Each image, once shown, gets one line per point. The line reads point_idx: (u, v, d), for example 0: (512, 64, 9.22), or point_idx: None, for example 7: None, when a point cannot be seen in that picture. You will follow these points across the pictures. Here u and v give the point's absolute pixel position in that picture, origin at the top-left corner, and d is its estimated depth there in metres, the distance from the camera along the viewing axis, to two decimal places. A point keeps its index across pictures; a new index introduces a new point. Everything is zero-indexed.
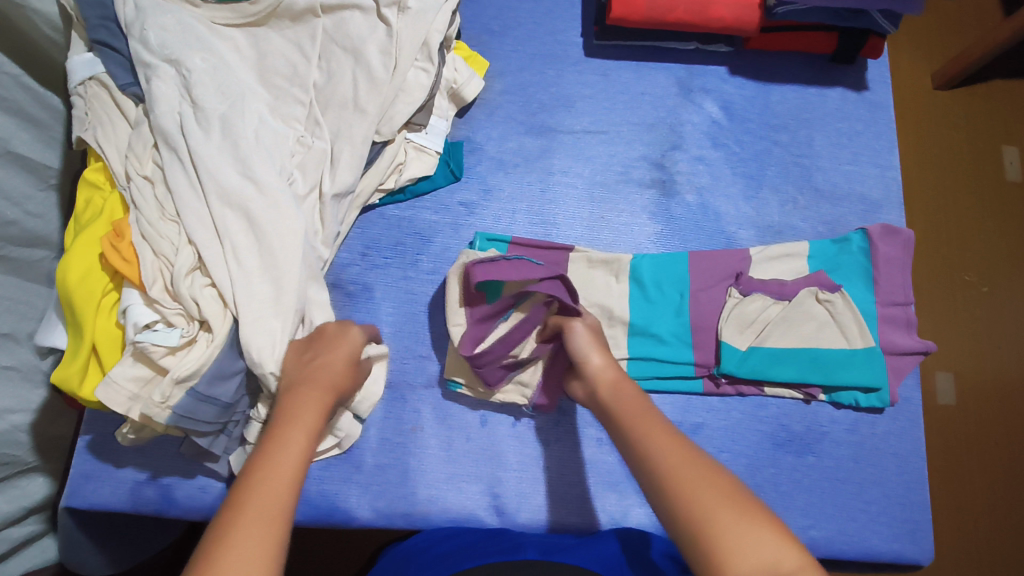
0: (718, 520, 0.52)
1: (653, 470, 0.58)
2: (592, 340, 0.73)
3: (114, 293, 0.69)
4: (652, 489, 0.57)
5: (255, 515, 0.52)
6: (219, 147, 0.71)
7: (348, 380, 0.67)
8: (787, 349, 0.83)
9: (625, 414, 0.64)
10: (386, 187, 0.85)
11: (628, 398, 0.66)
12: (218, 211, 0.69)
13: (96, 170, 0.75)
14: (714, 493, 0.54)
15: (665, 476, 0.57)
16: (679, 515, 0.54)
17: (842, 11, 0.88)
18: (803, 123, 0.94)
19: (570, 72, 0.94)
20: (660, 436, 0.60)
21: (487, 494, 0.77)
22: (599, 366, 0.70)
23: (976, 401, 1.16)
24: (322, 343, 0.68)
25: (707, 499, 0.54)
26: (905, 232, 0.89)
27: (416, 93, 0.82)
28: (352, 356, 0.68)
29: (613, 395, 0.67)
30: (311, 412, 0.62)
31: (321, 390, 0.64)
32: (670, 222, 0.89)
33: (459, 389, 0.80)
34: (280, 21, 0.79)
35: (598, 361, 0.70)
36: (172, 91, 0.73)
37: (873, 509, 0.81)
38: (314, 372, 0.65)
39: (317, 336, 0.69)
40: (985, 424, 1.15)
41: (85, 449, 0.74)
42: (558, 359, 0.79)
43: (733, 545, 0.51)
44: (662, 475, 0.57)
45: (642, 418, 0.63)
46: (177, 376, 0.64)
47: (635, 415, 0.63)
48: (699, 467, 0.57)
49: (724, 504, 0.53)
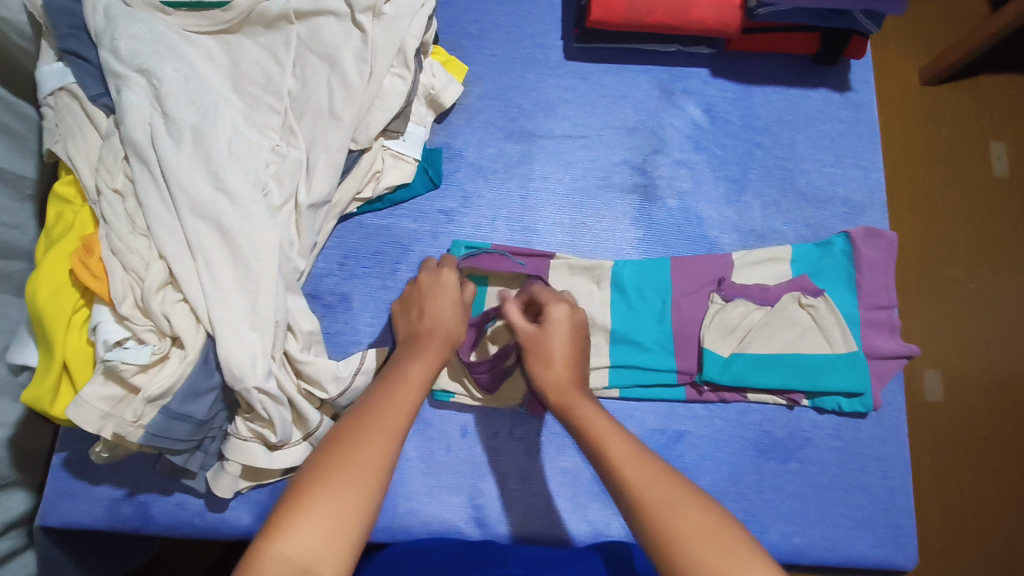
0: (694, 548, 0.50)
1: (624, 488, 0.57)
2: (537, 348, 0.72)
3: (85, 309, 0.68)
4: (628, 509, 0.56)
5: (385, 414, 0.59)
6: (190, 159, 0.70)
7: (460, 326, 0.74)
8: (770, 355, 0.83)
9: (598, 436, 0.62)
10: (364, 196, 0.84)
11: (598, 421, 0.64)
12: (190, 224, 0.68)
13: (67, 184, 0.74)
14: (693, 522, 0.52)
15: (644, 499, 0.55)
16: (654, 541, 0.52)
17: (825, 12, 0.87)
18: (785, 125, 0.94)
19: (550, 76, 0.93)
20: (632, 461, 0.59)
21: (468, 506, 0.77)
22: (546, 379, 0.70)
23: (964, 398, 1.16)
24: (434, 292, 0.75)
25: (684, 525, 0.52)
26: (888, 235, 0.88)
27: (393, 100, 0.81)
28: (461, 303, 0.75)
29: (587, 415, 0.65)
30: (437, 345, 0.70)
31: (440, 330, 0.72)
32: (653, 227, 0.88)
33: (451, 399, 0.80)
34: (254, 28, 0.78)
35: (543, 373, 0.70)
36: (143, 101, 0.72)
37: (857, 515, 0.81)
38: (429, 315, 0.73)
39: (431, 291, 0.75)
40: (972, 422, 1.15)
41: (61, 466, 0.73)
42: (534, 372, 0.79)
43: None
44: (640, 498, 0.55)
45: (619, 441, 0.61)
46: (148, 396, 0.64)
47: (611, 440, 0.62)
48: (676, 493, 0.55)
49: (702, 529, 0.52)
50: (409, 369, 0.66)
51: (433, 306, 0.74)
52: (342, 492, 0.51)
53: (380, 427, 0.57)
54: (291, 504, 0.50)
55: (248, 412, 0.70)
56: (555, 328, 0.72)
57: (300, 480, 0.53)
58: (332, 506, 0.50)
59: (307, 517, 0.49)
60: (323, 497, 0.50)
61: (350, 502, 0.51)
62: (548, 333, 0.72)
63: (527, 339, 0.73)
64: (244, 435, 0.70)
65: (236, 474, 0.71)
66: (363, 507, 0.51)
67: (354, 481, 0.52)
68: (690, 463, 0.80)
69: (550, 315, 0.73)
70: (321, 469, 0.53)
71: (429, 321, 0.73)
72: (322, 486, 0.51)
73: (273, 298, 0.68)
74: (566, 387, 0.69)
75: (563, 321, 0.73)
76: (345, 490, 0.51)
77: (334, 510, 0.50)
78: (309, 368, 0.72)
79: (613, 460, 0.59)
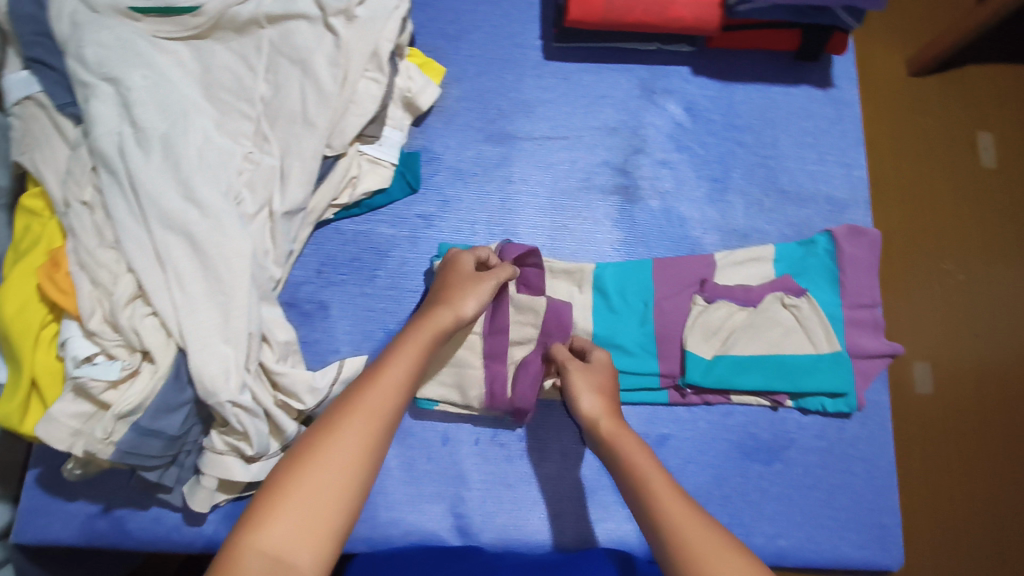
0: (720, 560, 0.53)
1: None
2: (588, 381, 0.72)
3: (53, 325, 0.67)
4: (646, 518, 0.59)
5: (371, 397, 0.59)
6: (160, 169, 0.69)
7: (472, 303, 0.70)
8: (754, 356, 0.82)
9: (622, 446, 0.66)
10: (340, 202, 0.82)
11: (614, 429, 0.68)
12: (159, 236, 0.67)
13: (34, 196, 0.72)
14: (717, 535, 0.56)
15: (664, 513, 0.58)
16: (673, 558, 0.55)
17: (805, 8, 0.86)
18: (767, 123, 0.93)
19: (530, 76, 0.92)
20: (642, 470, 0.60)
21: (450, 514, 0.76)
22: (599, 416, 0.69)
23: (953, 390, 1.16)
24: (450, 270, 0.73)
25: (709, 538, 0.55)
26: (871, 233, 0.88)
27: (367, 105, 0.80)
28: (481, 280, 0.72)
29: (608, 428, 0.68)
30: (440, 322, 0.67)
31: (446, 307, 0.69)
32: (635, 229, 0.87)
33: (435, 408, 0.79)
34: (224, 33, 0.77)
35: (593, 406, 0.70)
36: (111, 111, 0.70)
37: (842, 516, 0.80)
38: (446, 292, 0.71)
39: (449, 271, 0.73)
40: (961, 415, 1.15)
41: (35, 482, 0.72)
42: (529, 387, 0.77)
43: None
44: (660, 518, 0.58)
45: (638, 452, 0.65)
46: (119, 411, 0.63)
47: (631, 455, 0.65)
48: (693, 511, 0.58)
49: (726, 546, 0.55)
50: (399, 350, 0.64)
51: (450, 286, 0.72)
52: (309, 501, 0.52)
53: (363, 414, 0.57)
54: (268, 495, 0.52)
55: (223, 425, 0.69)
56: (601, 366, 0.74)
57: (273, 481, 0.53)
58: (299, 512, 0.51)
59: (271, 527, 0.50)
60: (289, 505, 0.51)
61: (315, 511, 0.51)
62: (596, 371, 0.73)
63: (578, 371, 0.73)
64: (220, 449, 0.69)
65: (212, 488, 0.70)
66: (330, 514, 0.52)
67: (327, 476, 0.53)
68: (674, 467, 0.80)
69: (596, 356, 0.75)
70: (290, 473, 0.53)
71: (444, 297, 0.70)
72: (290, 493, 0.52)
73: (245, 310, 0.67)
74: (615, 419, 0.69)
75: (608, 361, 0.75)
76: (312, 500, 0.52)
77: (297, 521, 0.51)
78: (285, 378, 0.71)
79: (637, 467, 0.63)
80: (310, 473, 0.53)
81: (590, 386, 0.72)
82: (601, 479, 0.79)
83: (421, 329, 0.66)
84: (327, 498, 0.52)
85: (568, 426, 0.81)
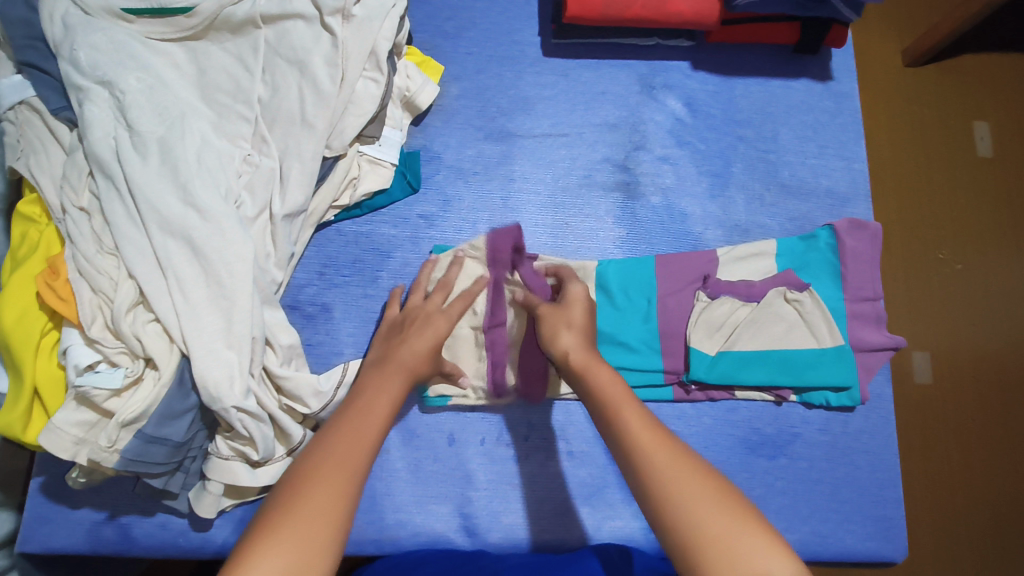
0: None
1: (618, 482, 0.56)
2: (559, 320, 0.71)
3: (54, 333, 0.66)
4: (665, 529, 0.52)
5: (353, 431, 0.59)
6: (158, 173, 0.68)
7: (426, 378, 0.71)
8: (757, 352, 0.82)
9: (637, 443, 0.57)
10: (341, 204, 0.82)
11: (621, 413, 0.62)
12: (160, 241, 0.66)
13: (31, 203, 0.71)
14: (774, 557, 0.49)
15: (696, 525, 0.51)
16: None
17: (804, 1, 0.85)
18: (768, 117, 0.92)
19: (528, 74, 0.91)
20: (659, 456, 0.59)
21: (458, 515, 0.76)
22: (567, 347, 0.68)
23: (953, 378, 1.16)
24: (419, 327, 0.72)
25: (766, 568, 0.48)
26: (872, 226, 0.88)
27: (366, 105, 0.79)
28: (436, 349, 0.71)
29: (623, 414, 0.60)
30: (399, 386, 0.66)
31: (405, 368, 0.68)
32: (636, 225, 0.87)
33: (448, 402, 0.79)
34: (220, 33, 0.76)
35: (567, 341, 0.69)
36: (107, 115, 0.69)
37: (847, 510, 0.81)
38: (399, 352, 0.69)
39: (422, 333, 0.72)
40: (962, 402, 1.16)
41: (39, 491, 0.71)
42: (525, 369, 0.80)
43: (724, 551, 0.49)
44: (690, 521, 0.51)
45: (660, 446, 0.56)
46: (123, 419, 0.62)
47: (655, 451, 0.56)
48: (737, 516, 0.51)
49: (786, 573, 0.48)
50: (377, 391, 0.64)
51: (405, 344, 0.70)
52: (302, 529, 0.50)
53: (349, 445, 0.57)
54: (259, 530, 0.50)
55: (228, 430, 0.68)
56: (574, 302, 0.73)
57: (254, 531, 0.51)
58: (292, 540, 0.49)
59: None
60: (272, 549, 0.48)
61: (301, 554, 0.49)
62: (565, 307, 0.72)
63: (548, 313, 0.72)
64: (225, 454, 0.69)
65: (218, 493, 0.70)
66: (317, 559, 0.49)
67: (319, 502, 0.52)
68: None
69: (569, 291, 0.74)
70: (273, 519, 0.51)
71: (397, 352, 0.69)
72: (272, 536, 0.49)
73: (248, 315, 0.67)
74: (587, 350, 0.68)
75: (582, 296, 0.74)
76: (297, 542, 0.49)
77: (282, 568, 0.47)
78: (287, 383, 0.71)
79: None
80: (294, 516, 0.51)
81: (561, 324, 0.71)
82: (607, 477, 0.79)
83: (396, 371, 0.67)
84: (314, 539, 0.50)
85: (574, 423, 0.81)
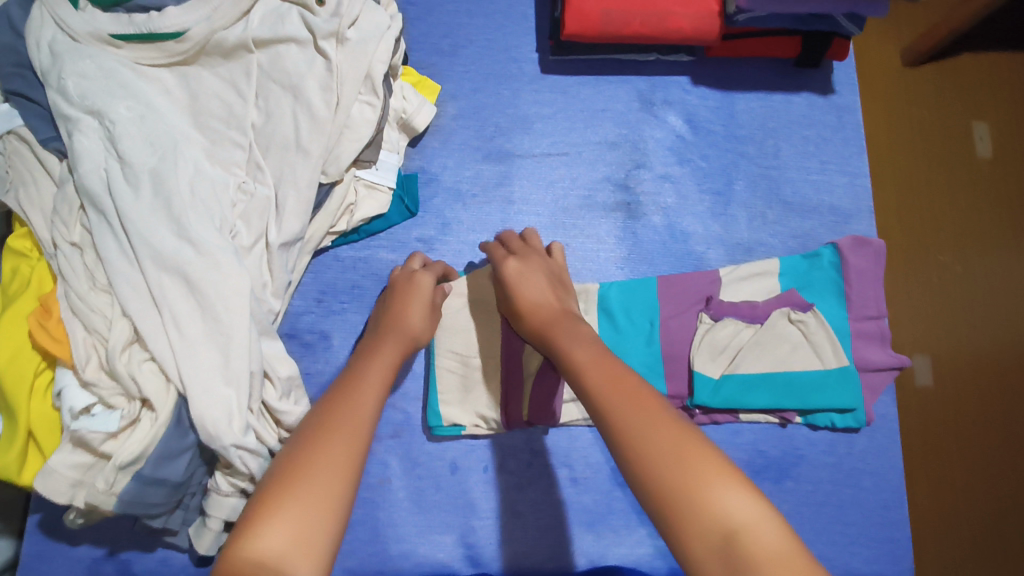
0: (759, 553, 0.44)
1: None
2: (519, 272, 0.73)
3: (48, 372, 0.65)
4: (636, 481, 0.50)
5: (361, 383, 0.60)
6: (151, 206, 0.67)
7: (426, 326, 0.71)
8: (761, 374, 0.81)
9: (605, 399, 0.56)
10: (338, 230, 0.81)
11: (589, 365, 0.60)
12: (155, 277, 0.65)
13: (22, 237, 0.69)
14: (748, 513, 0.46)
15: (667, 481, 0.48)
16: (688, 551, 0.46)
17: (805, 16, 0.84)
18: (769, 133, 0.91)
19: (526, 91, 0.90)
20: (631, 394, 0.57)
21: (461, 544, 0.76)
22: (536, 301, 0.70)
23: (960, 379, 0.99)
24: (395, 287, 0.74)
25: (725, 507, 0.46)
26: (876, 243, 0.87)
27: (362, 130, 0.77)
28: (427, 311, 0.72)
29: (592, 380, 0.59)
30: (387, 352, 0.65)
31: (396, 326, 0.69)
32: (637, 246, 0.86)
33: (461, 432, 0.78)
34: (211, 58, 0.74)
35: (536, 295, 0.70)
36: (97, 146, 0.68)
37: (853, 531, 0.80)
38: (391, 319, 0.70)
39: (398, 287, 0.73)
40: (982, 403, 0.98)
41: (37, 528, 0.70)
42: (537, 398, 0.77)
43: (686, 500, 0.47)
44: (654, 469, 0.49)
45: (631, 401, 0.54)
46: (119, 462, 0.61)
47: (626, 410, 0.54)
48: (709, 468, 0.48)
49: (762, 532, 0.45)
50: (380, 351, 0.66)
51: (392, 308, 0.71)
52: (321, 461, 0.51)
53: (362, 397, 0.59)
54: (285, 466, 0.52)
55: (227, 466, 0.67)
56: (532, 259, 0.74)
57: (250, 515, 0.49)
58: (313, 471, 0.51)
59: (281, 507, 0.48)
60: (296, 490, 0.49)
61: (321, 490, 0.50)
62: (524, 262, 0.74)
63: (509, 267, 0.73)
64: (225, 490, 0.67)
65: (218, 530, 0.69)
66: (335, 496, 0.50)
67: (336, 441, 0.53)
68: None
69: (504, 270, 0.73)
70: (259, 514, 0.48)
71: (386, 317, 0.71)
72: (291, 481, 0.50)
73: (245, 352, 0.65)
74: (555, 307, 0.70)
75: (517, 272, 0.72)
76: (319, 473, 0.50)
77: (305, 501, 0.49)
78: (289, 418, 0.70)
79: None
80: (293, 495, 0.49)
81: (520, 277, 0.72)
82: (611, 504, 0.78)
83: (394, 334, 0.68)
84: (325, 503, 0.49)
85: (577, 449, 0.80)
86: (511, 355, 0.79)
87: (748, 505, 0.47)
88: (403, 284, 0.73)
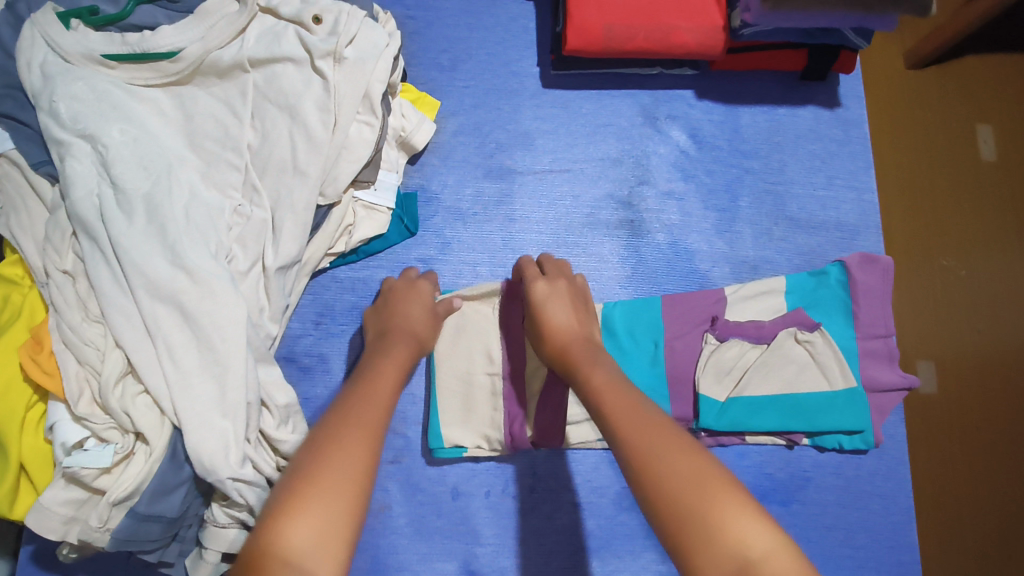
0: None
1: None
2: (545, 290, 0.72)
3: (40, 405, 0.64)
4: (648, 504, 0.49)
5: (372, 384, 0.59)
6: (145, 233, 0.65)
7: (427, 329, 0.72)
8: (768, 396, 0.79)
9: (624, 421, 0.55)
10: (336, 251, 0.79)
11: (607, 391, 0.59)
12: (148, 306, 0.63)
13: (13, 264, 0.68)
14: (766, 543, 0.44)
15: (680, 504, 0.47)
16: None
17: (813, 30, 0.82)
18: (774, 148, 0.90)
19: (527, 106, 0.88)
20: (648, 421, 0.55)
21: (463, 572, 0.74)
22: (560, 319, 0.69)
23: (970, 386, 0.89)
24: (405, 296, 0.74)
25: (739, 534, 0.44)
26: (884, 260, 0.85)
27: (360, 150, 0.75)
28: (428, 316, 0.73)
29: (609, 402, 0.58)
30: (399, 357, 0.65)
31: (405, 332, 0.70)
32: (641, 265, 0.85)
33: (463, 454, 0.77)
34: (206, 78, 0.73)
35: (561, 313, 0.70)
36: (89, 170, 0.66)
37: (861, 555, 0.79)
38: (398, 325, 0.70)
39: (405, 297, 0.73)
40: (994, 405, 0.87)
41: (31, 560, 0.69)
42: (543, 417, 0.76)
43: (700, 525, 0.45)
44: (669, 493, 0.48)
45: (650, 424, 0.54)
46: (113, 498, 0.60)
47: (650, 433, 0.53)
48: (726, 495, 0.46)
49: (779, 562, 0.43)
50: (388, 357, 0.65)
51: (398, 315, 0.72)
52: (337, 455, 0.50)
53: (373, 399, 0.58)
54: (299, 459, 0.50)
55: (224, 498, 0.65)
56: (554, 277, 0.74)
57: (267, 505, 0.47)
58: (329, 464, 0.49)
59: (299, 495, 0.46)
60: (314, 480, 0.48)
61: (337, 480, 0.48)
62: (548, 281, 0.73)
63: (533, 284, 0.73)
64: (223, 522, 0.66)
65: (214, 561, 0.68)
66: (350, 489, 0.48)
67: (351, 439, 0.52)
68: None
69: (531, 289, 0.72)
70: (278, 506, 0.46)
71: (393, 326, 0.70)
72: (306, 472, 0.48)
73: (241, 383, 0.63)
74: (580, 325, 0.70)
75: (547, 291, 0.72)
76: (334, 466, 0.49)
77: (322, 491, 0.47)
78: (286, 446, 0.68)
79: None
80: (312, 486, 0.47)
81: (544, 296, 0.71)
82: (615, 529, 0.77)
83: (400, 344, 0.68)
84: (342, 493, 0.47)
85: (581, 472, 0.79)
86: (514, 374, 0.78)
87: (763, 534, 0.44)
88: (403, 290, 0.75)
